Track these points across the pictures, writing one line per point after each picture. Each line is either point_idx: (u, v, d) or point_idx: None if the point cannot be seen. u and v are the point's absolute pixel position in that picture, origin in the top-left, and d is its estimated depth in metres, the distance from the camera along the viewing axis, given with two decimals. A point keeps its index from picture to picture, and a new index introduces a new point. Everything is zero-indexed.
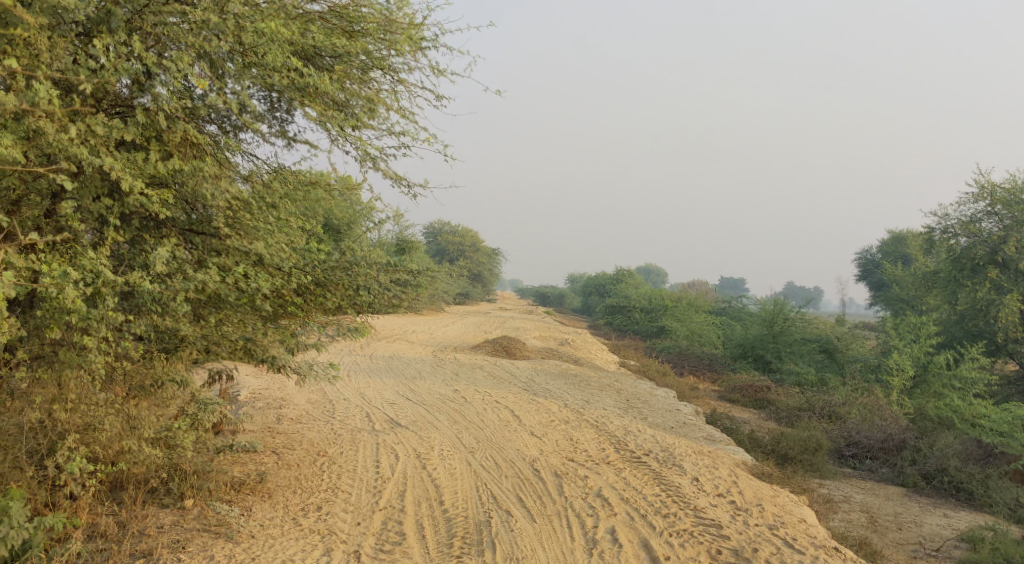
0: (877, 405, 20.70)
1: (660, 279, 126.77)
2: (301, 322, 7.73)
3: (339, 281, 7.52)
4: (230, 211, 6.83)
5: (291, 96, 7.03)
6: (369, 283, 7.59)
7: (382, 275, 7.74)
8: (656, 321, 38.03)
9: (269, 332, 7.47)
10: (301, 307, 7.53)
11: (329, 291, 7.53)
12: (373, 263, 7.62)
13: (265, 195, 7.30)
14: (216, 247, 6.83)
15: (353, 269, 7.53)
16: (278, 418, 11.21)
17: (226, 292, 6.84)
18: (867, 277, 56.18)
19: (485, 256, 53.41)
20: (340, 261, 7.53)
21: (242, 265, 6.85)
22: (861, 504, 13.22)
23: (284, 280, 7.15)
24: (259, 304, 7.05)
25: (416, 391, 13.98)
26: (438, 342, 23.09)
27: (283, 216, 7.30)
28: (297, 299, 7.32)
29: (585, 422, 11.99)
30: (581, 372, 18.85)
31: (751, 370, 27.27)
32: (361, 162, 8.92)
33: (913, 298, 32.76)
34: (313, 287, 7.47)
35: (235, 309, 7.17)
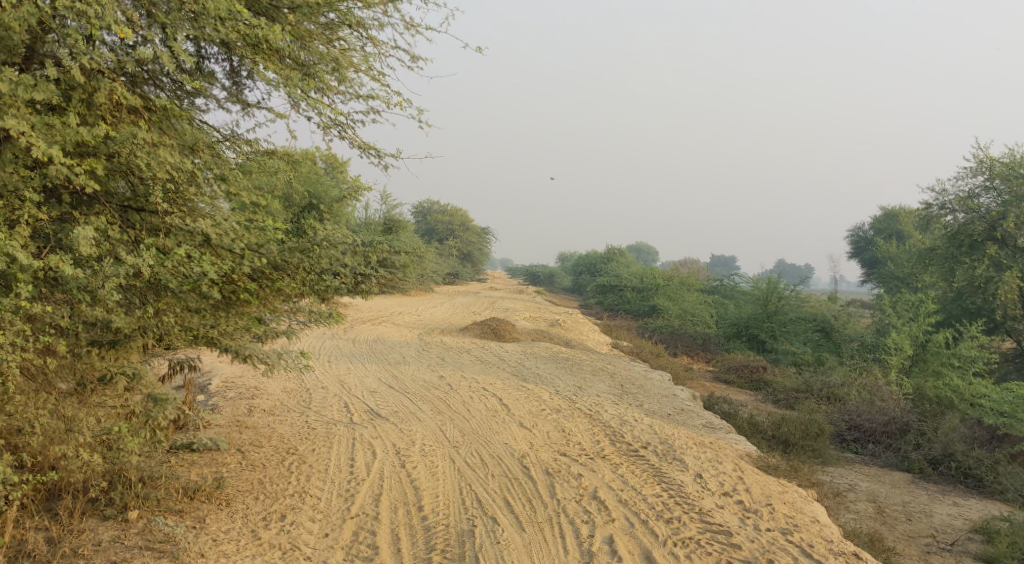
0: (876, 385, 20.10)
1: (652, 257, 126.11)
2: (267, 308, 7.02)
3: (299, 264, 6.81)
4: (171, 185, 6.15)
5: (244, 53, 6.33)
6: (334, 267, 6.93)
7: (350, 257, 7.01)
8: (649, 300, 37.35)
9: (229, 318, 6.75)
10: (255, 295, 6.81)
11: (287, 276, 6.84)
12: (341, 246, 6.91)
13: (215, 165, 6.57)
14: (159, 225, 6.17)
15: (319, 252, 6.83)
16: (249, 410, 10.50)
17: (167, 279, 6.07)
18: (859, 254, 55.67)
19: (474, 236, 52.63)
20: (299, 243, 6.80)
21: (184, 245, 6.11)
22: (867, 493, 12.58)
23: (234, 263, 6.39)
24: (206, 292, 6.26)
25: (399, 377, 13.24)
26: (425, 323, 22.35)
27: (233, 190, 6.55)
28: (251, 285, 6.57)
29: (578, 411, 11.30)
30: (573, 356, 18.16)
31: (747, 350, 26.63)
32: (322, 131, 8.21)
33: (908, 277, 32.16)
34: (269, 272, 6.76)
35: (184, 300, 6.34)
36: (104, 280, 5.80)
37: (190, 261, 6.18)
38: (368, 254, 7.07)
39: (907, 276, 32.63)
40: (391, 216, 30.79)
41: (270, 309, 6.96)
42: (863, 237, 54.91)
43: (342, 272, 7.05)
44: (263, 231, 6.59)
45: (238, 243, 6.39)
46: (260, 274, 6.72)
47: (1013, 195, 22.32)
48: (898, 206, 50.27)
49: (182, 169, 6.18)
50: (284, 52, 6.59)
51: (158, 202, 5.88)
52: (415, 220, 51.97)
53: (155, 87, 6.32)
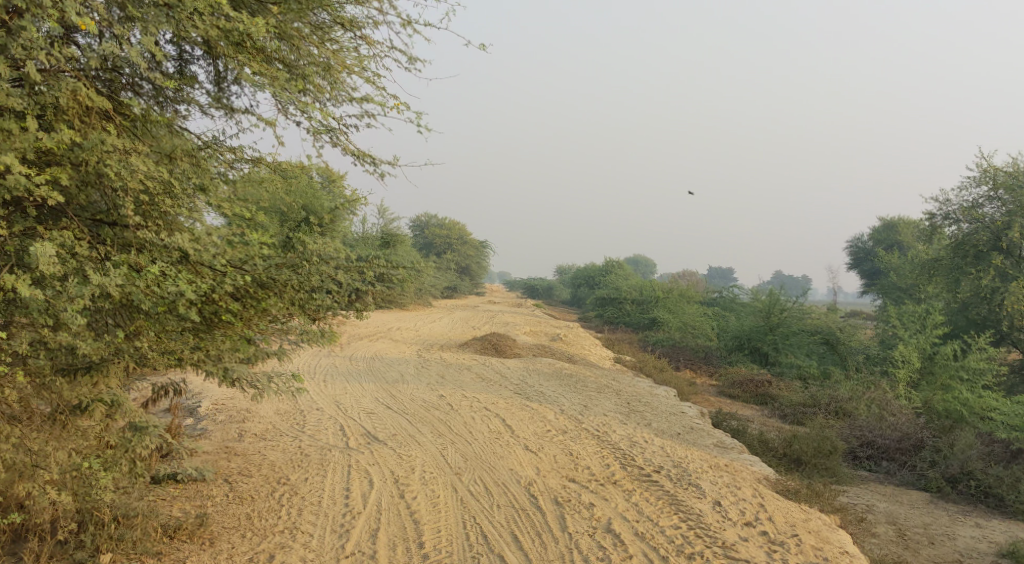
0: (885, 399, 19.60)
1: (649, 269, 125.76)
2: (258, 326, 6.48)
3: (287, 281, 6.35)
4: (145, 198, 5.70)
5: (226, 52, 5.89)
6: (326, 284, 6.47)
7: (342, 273, 6.55)
8: (649, 312, 36.87)
9: (212, 339, 6.27)
10: (239, 315, 6.32)
11: (274, 295, 6.38)
12: (334, 260, 6.50)
13: (195, 174, 6.11)
14: (133, 240, 5.71)
15: (311, 267, 6.41)
16: (239, 435, 10.01)
17: (141, 300, 5.61)
18: (858, 265, 55.29)
19: (473, 249, 52.24)
20: (288, 258, 6.39)
21: (159, 263, 5.66)
22: (886, 515, 12.06)
23: (214, 282, 5.96)
24: (182, 313, 5.82)
25: (397, 397, 12.72)
26: (423, 339, 21.85)
27: (214, 202, 6.09)
28: (234, 307, 6.09)
29: (585, 432, 10.80)
30: (576, 372, 17.64)
31: (750, 363, 26.10)
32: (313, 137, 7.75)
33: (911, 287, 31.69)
34: (254, 290, 6.29)
35: (159, 324, 5.94)
36: (69, 302, 5.38)
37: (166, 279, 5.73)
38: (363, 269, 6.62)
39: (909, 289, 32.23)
40: (389, 230, 30.32)
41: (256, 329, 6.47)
42: (861, 247, 54.62)
43: (334, 289, 6.58)
44: (249, 245, 6.18)
45: (218, 259, 5.98)
46: (245, 289, 6.24)
47: (1018, 204, 21.85)
48: (897, 216, 49.97)
49: (157, 179, 5.75)
50: (272, 52, 6.15)
51: (129, 215, 5.44)
52: (413, 234, 51.59)
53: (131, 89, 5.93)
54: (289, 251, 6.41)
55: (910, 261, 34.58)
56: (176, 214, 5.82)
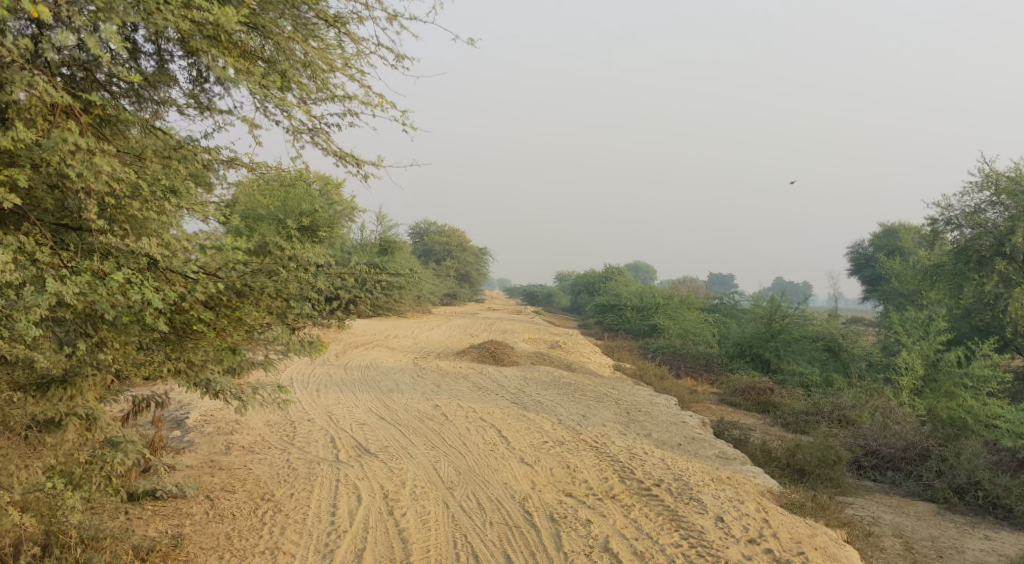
0: (889, 407, 19.29)
1: (649, 276, 125.58)
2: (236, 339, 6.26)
3: (263, 287, 6.05)
4: (110, 199, 5.61)
5: (198, 45, 5.81)
6: (306, 292, 6.20)
7: (324, 280, 6.27)
8: (649, 319, 36.57)
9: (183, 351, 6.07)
10: (213, 325, 6.08)
11: (249, 304, 6.13)
12: (314, 265, 6.22)
13: (166, 176, 5.94)
14: (99, 246, 5.60)
15: (291, 275, 6.11)
16: (226, 447, 9.72)
17: (104, 309, 5.43)
18: (859, 271, 54.99)
19: (473, 257, 52.01)
20: (267, 264, 6.08)
21: (123, 270, 5.48)
22: (892, 527, 11.74)
23: (184, 290, 5.75)
24: (150, 323, 5.63)
25: (391, 407, 12.41)
26: (421, 347, 21.54)
27: (185, 204, 5.91)
28: (206, 317, 5.86)
29: (583, 444, 10.49)
30: (575, 380, 17.32)
31: (752, 371, 25.77)
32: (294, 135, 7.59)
33: (914, 293, 31.37)
34: (228, 298, 6.06)
35: (129, 333, 5.85)
36: (24, 312, 5.23)
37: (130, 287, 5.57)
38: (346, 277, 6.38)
39: (911, 294, 31.86)
40: (386, 237, 30.04)
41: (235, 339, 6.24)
42: (862, 252, 54.34)
43: (314, 298, 6.35)
44: (223, 249, 5.94)
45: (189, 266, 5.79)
46: (219, 297, 6.00)
47: (1021, 209, 21.57)
48: (898, 222, 49.69)
49: (124, 180, 5.65)
50: (247, 45, 6.06)
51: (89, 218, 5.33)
52: (413, 242, 51.37)
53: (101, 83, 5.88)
54: (267, 258, 6.12)
55: (912, 266, 34.25)
56: (144, 215, 5.69)
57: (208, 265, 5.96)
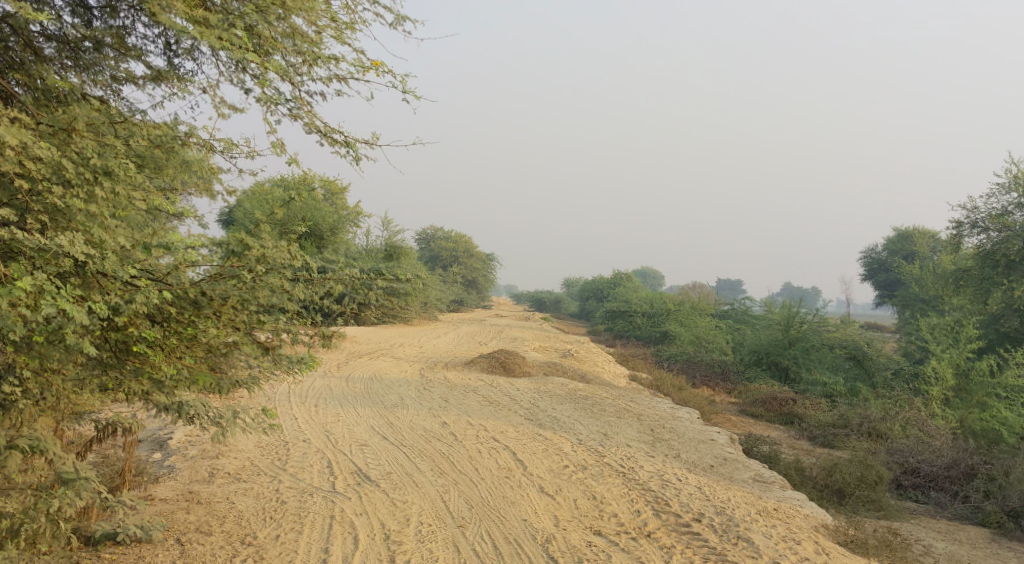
0: (922, 420, 18.14)
1: (656, 282, 123.97)
2: (192, 364, 5.95)
3: (225, 296, 5.87)
4: (23, 180, 5.38)
5: None
6: (281, 300, 6.00)
7: (297, 288, 6.07)
8: (660, 326, 35.40)
9: (122, 372, 5.75)
10: (158, 346, 5.77)
11: (206, 318, 5.87)
12: (286, 268, 6.00)
13: (86, 157, 5.62)
14: (8, 245, 5.24)
15: (259, 282, 5.88)
16: (210, 473, 8.70)
17: (10, 327, 5.05)
18: (873, 277, 53.71)
19: (479, 263, 50.92)
20: (226, 269, 5.84)
21: (37, 276, 5.13)
22: (948, 558, 10.66)
23: (119, 300, 5.43)
24: (74, 342, 5.24)
25: (396, 425, 11.34)
26: (427, 356, 20.47)
27: (114, 190, 5.67)
28: (148, 333, 5.53)
29: (609, 468, 9.45)
30: (591, 393, 16.21)
31: (771, 380, 24.54)
32: (268, 108, 7.20)
33: (931, 298, 30.10)
34: (176, 304, 5.80)
35: (45, 357, 5.38)
36: None
37: (37, 297, 5.18)
38: (322, 281, 6.23)
39: (927, 299, 30.37)
40: (392, 242, 29.04)
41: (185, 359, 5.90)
42: (874, 257, 53.26)
43: (287, 308, 6.15)
44: (176, 248, 5.76)
45: (124, 270, 5.47)
46: (168, 308, 5.74)
47: None
48: (913, 226, 48.56)
49: (43, 160, 5.44)
50: None
51: None
52: (419, 248, 50.51)
53: (43, 32, 5.93)
54: (230, 260, 5.87)
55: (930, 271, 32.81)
56: (65, 203, 5.43)
57: (155, 269, 5.71)
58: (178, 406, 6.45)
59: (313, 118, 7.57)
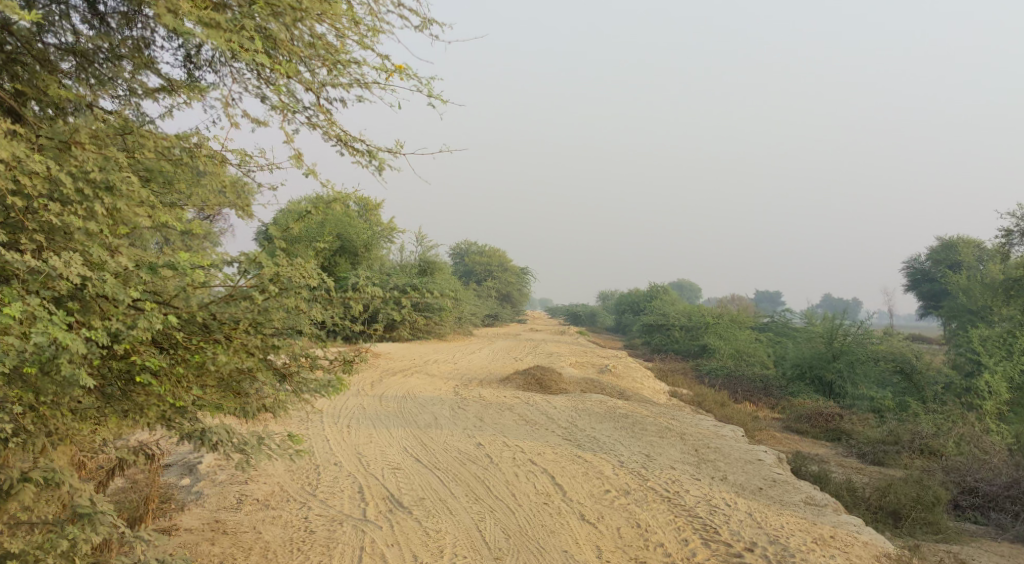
0: (977, 436, 17.39)
1: (692, 295, 123.00)
2: (203, 391, 5.82)
3: (236, 320, 5.75)
4: (17, 198, 5.21)
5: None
6: (297, 321, 5.89)
7: (314, 309, 5.97)
8: (698, 339, 34.74)
9: (131, 401, 5.55)
10: (166, 375, 5.59)
11: (215, 345, 5.65)
12: (302, 288, 5.86)
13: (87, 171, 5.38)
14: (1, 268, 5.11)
15: (272, 305, 5.75)
16: (238, 500, 8.41)
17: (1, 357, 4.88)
18: (916, 287, 52.44)
19: (514, 277, 50.64)
20: (237, 290, 5.72)
21: (32, 301, 4.99)
22: None
23: (120, 326, 5.27)
24: (72, 375, 5.05)
25: (430, 447, 10.98)
26: (462, 373, 20.09)
27: (116, 204, 5.42)
28: (151, 361, 5.35)
29: (652, 492, 9.02)
30: (631, 411, 15.76)
31: (815, 394, 23.80)
32: (283, 115, 6.84)
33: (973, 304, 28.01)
34: (183, 327, 5.64)
35: (39, 391, 5.17)
36: None
37: (29, 322, 5.04)
38: (343, 301, 6.16)
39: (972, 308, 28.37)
40: (427, 257, 28.87)
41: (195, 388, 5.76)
42: (917, 268, 52.15)
43: (305, 329, 6.02)
44: (180, 266, 5.53)
45: (126, 293, 5.27)
46: (175, 333, 5.57)
47: None
48: (957, 236, 47.46)
49: (39, 176, 5.26)
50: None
51: None
52: (453, 263, 50.41)
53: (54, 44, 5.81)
54: (244, 280, 5.76)
55: (976, 281, 31.78)
56: (61, 221, 5.25)
57: (162, 290, 5.54)
58: (201, 432, 6.18)
59: (326, 123, 7.12)
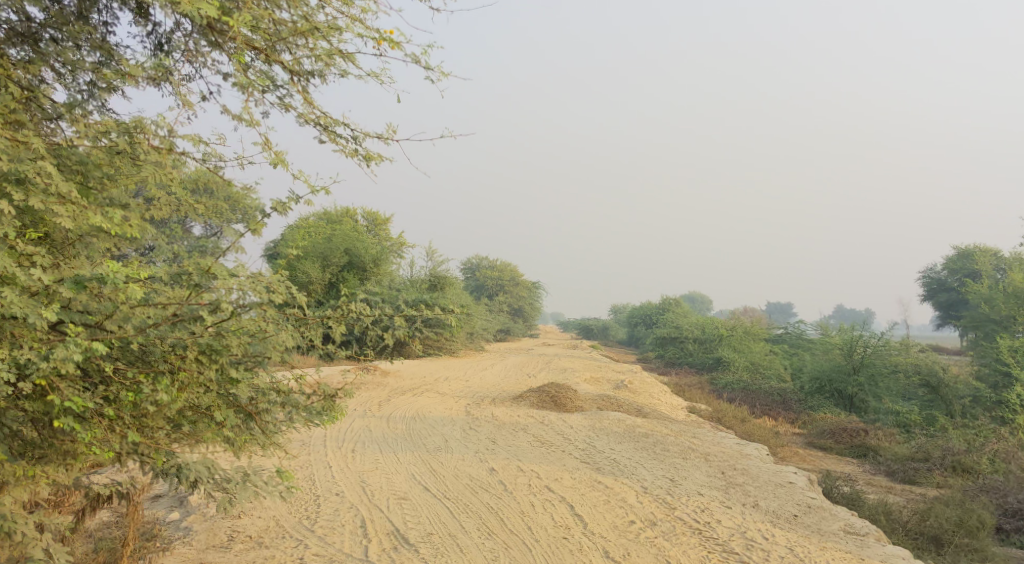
0: (1012, 453, 16.56)
1: (704, 306, 122.23)
2: (152, 426, 5.60)
3: (178, 345, 5.44)
4: None
5: None
6: (262, 348, 5.64)
7: (280, 333, 5.68)
8: (712, 352, 33.87)
9: (64, 434, 5.41)
10: (105, 408, 5.38)
11: (152, 380, 5.38)
12: (264, 307, 5.60)
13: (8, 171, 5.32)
14: None
15: (232, 328, 5.48)
16: (229, 537, 7.68)
17: None
18: (932, 297, 51.40)
19: (526, 290, 50.00)
20: (184, 312, 5.39)
21: None
22: None
23: (36, 358, 4.98)
24: None
25: (439, 473, 10.22)
26: (473, 390, 19.34)
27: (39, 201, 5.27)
28: (70, 402, 5.06)
29: (682, 522, 8.31)
30: (649, 429, 14.97)
31: (837, 409, 22.92)
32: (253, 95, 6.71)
33: (997, 316, 25.99)
34: (116, 352, 5.37)
35: None
36: None
37: None
38: (323, 323, 6.12)
39: (996, 320, 26.17)
40: (437, 271, 28.19)
41: (130, 428, 5.48)
42: (933, 277, 51.20)
43: (273, 354, 5.71)
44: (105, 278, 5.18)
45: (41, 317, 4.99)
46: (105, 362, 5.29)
47: None
48: (973, 244, 46.62)
49: None
50: None
51: None
52: (463, 277, 49.69)
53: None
54: (193, 294, 5.40)
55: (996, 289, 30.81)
56: None
57: (93, 311, 5.27)
58: (178, 470, 5.76)
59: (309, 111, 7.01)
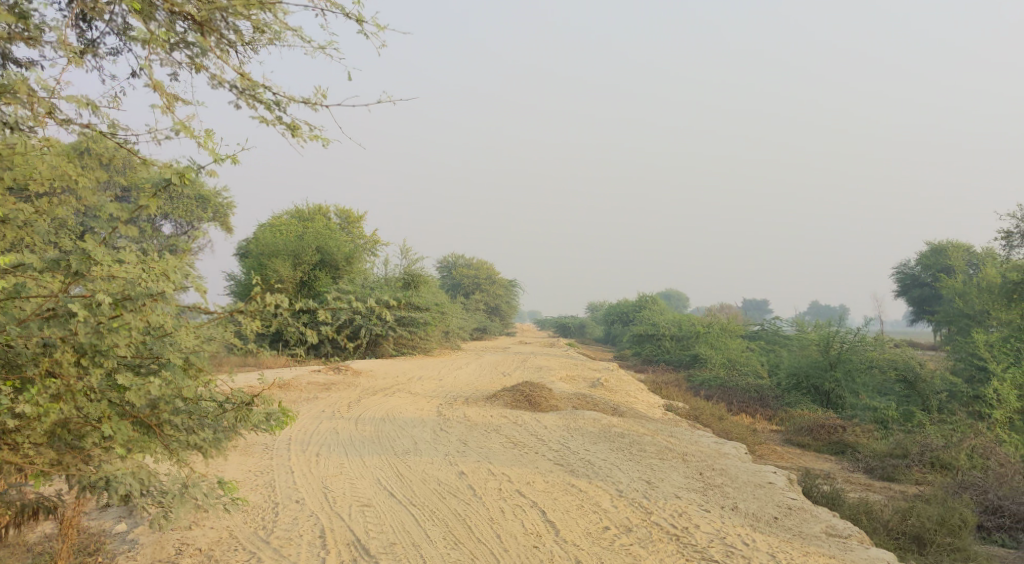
0: (991, 448, 16.33)
1: (682, 303, 122.13)
2: (53, 432, 6.03)
3: (50, 340, 5.93)
4: None
5: None
6: (160, 348, 6.25)
7: (174, 335, 6.27)
8: (690, 349, 33.53)
9: None
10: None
11: (40, 380, 5.88)
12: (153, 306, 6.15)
13: None
14: None
15: (115, 323, 5.99)
16: (177, 552, 7.20)
17: None
18: (906, 292, 51.27)
19: (502, 289, 49.48)
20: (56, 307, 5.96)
21: None
22: None
23: None
24: None
25: (406, 478, 9.77)
26: (446, 391, 18.87)
27: None
28: None
29: (658, 528, 7.94)
30: (625, 428, 14.61)
31: (814, 405, 22.62)
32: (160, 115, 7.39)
33: (972, 310, 25.87)
34: None
35: None
36: None
37: None
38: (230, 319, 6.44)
39: (971, 315, 26.04)
40: (410, 270, 27.66)
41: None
42: (909, 273, 51.14)
43: (166, 357, 6.27)
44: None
45: None
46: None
47: None
48: (948, 239, 46.61)
49: None
50: None
51: None
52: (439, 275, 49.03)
53: None
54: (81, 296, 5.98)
55: (972, 284, 30.63)
56: None
57: None
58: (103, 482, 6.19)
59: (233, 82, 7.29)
